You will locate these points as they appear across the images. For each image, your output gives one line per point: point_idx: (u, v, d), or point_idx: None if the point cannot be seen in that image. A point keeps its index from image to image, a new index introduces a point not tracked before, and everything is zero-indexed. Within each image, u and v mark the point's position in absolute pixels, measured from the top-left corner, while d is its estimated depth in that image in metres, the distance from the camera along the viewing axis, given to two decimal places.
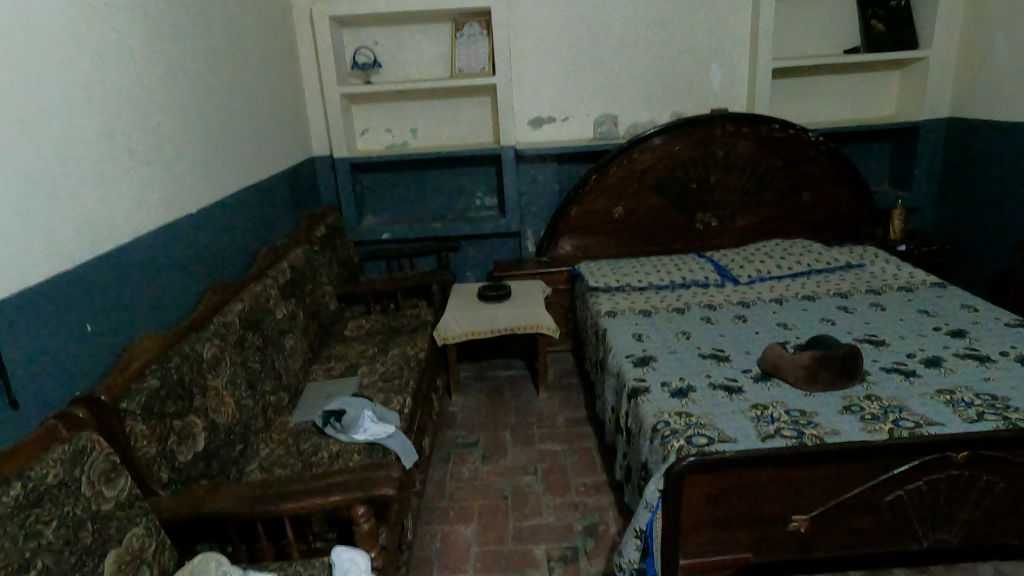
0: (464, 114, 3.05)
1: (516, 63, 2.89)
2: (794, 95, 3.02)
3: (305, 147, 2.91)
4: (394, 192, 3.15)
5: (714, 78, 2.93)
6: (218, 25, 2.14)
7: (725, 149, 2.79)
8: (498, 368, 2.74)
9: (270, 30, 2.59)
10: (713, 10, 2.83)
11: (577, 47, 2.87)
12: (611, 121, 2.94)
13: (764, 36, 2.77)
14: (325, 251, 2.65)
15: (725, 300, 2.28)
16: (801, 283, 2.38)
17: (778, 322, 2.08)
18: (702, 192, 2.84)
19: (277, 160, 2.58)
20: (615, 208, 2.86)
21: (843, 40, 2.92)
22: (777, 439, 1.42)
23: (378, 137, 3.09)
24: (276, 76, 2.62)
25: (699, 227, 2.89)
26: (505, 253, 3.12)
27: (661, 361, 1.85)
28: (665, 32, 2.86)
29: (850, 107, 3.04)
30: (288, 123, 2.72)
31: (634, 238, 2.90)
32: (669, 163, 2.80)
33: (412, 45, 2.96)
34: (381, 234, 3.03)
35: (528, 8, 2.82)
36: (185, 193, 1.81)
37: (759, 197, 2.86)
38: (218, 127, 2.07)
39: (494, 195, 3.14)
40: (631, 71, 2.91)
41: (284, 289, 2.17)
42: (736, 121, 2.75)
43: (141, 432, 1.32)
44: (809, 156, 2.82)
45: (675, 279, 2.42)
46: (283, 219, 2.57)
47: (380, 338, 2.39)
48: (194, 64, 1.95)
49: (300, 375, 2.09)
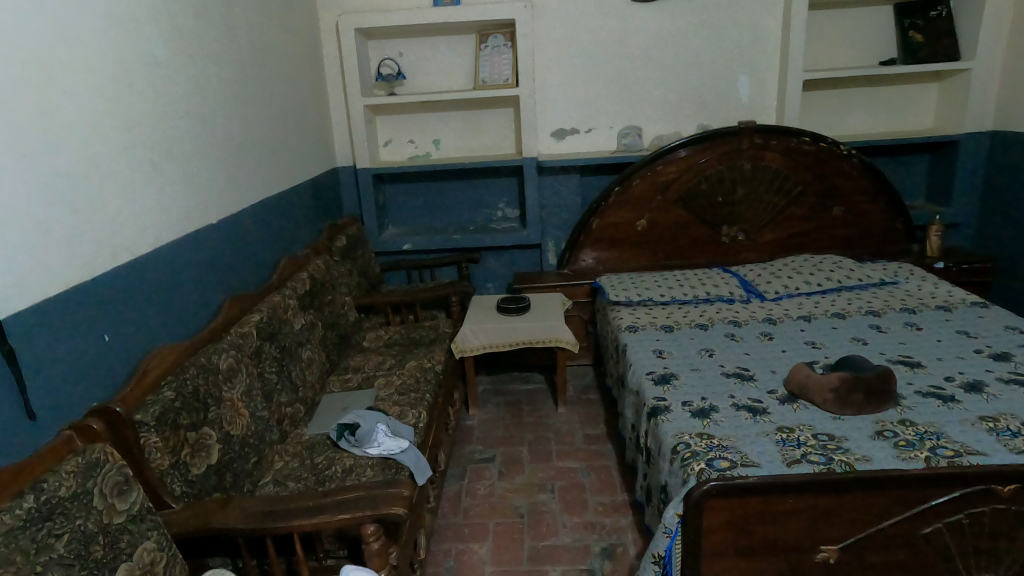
0: (487, 126, 3.04)
1: (540, 74, 2.88)
2: (824, 108, 2.95)
3: (328, 159, 2.93)
4: (415, 203, 3.15)
5: (741, 90, 2.87)
6: (244, 39, 2.17)
7: (752, 162, 2.73)
8: (516, 382, 2.70)
9: (296, 43, 2.62)
10: (741, 21, 2.78)
11: (601, 59, 2.85)
12: (635, 133, 2.90)
13: (794, 47, 2.71)
14: (345, 261, 2.65)
15: (751, 316, 2.21)
16: (831, 300, 2.30)
17: (807, 340, 2.01)
18: (728, 206, 2.78)
19: (299, 171, 2.60)
20: (639, 221, 2.81)
21: (877, 51, 2.85)
22: (804, 464, 1.36)
23: (401, 148, 3.09)
24: (300, 89, 2.65)
25: (724, 240, 2.83)
26: (526, 265, 3.09)
27: (683, 379, 1.80)
28: (691, 44, 2.82)
29: (883, 119, 2.96)
30: (311, 135, 2.75)
31: (657, 251, 2.85)
32: (695, 176, 2.75)
33: (436, 57, 2.97)
34: (402, 245, 3.03)
35: (552, 20, 2.81)
36: (206, 205, 1.83)
37: (788, 211, 2.79)
38: (242, 139, 2.09)
39: (516, 207, 3.12)
40: (656, 82, 2.87)
41: (302, 300, 2.17)
42: (764, 134, 2.69)
43: (155, 444, 1.32)
44: (840, 169, 2.74)
45: (699, 294, 2.36)
46: (304, 229, 2.59)
47: (398, 350, 2.38)
48: (219, 77, 1.97)
49: (317, 387, 2.09)
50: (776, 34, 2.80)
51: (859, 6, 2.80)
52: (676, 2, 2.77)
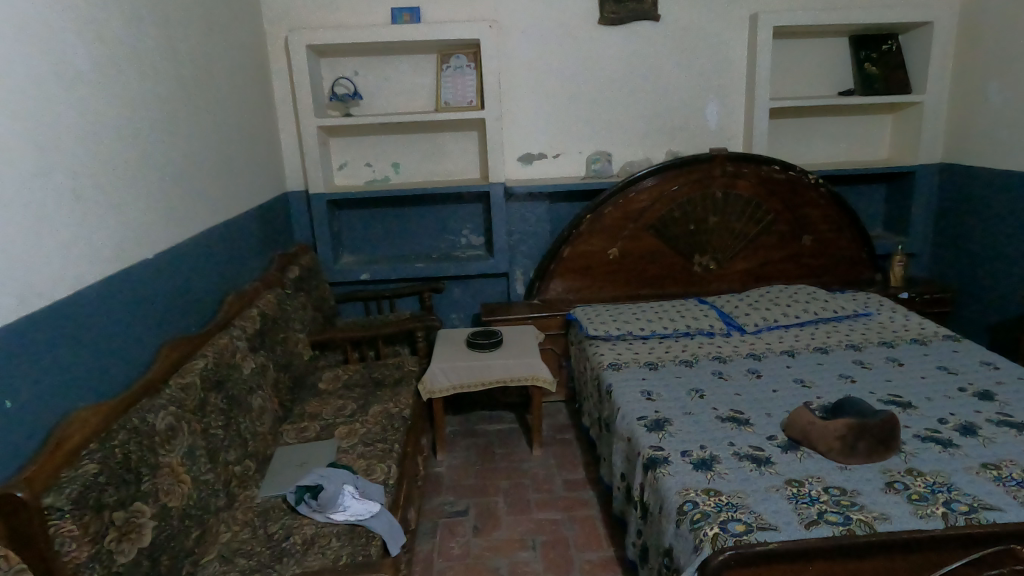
0: (449, 149, 2.89)
1: (505, 97, 2.76)
2: (789, 137, 2.94)
3: (278, 183, 2.71)
4: (373, 230, 2.96)
5: (709, 118, 2.84)
6: (183, 51, 1.95)
7: (724, 190, 2.68)
8: (486, 422, 2.53)
9: (241, 58, 2.41)
10: (707, 49, 2.75)
11: (569, 83, 2.76)
12: (605, 159, 2.81)
13: (761, 76, 2.70)
14: (298, 295, 2.43)
15: (734, 351, 2.13)
16: (811, 333, 2.25)
17: (796, 378, 1.93)
18: (701, 234, 2.72)
19: (246, 196, 2.37)
20: (610, 250, 2.71)
21: (838, 82, 2.87)
22: (823, 525, 1.24)
23: (358, 171, 2.90)
24: (246, 107, 2.43)
25: (696, 270, 2.76)
26: (492, 295, 2.94)
27: (677, 425, 1.67)
28: (659, 69, 2.77)
29: (845, 149, 2.98)
30: (259, 157, 2.52)
31: (629, 281, 2.76)
32: (666, 204, 2.68)
33: (395, 76, 2.81)
34: (359, 275, 2.82)
35: (518, 41, 2.71)
36: (138, 236, 1.59)
37: (759, 240, 2.75)
38: (181, 162, 1.87)
39: (481, 234, 2.97)
40: (625, 108, 2.80)
41: (252, 340, 1.95)
42: (735, 162, 2.66)
43: (72, 532, 1.08)
44: (809, 198, 2.73)
45: (678, 328, 2.27)
46: (252, 260, 2.36)
47: (359, 393, 2.17)
48: (154, 92, 1.75)
49: (269, 439, 1.86)
50: (742, 63, 2.78)
51: (820, 37, 2.83)
52: (643, 28, 2.72)
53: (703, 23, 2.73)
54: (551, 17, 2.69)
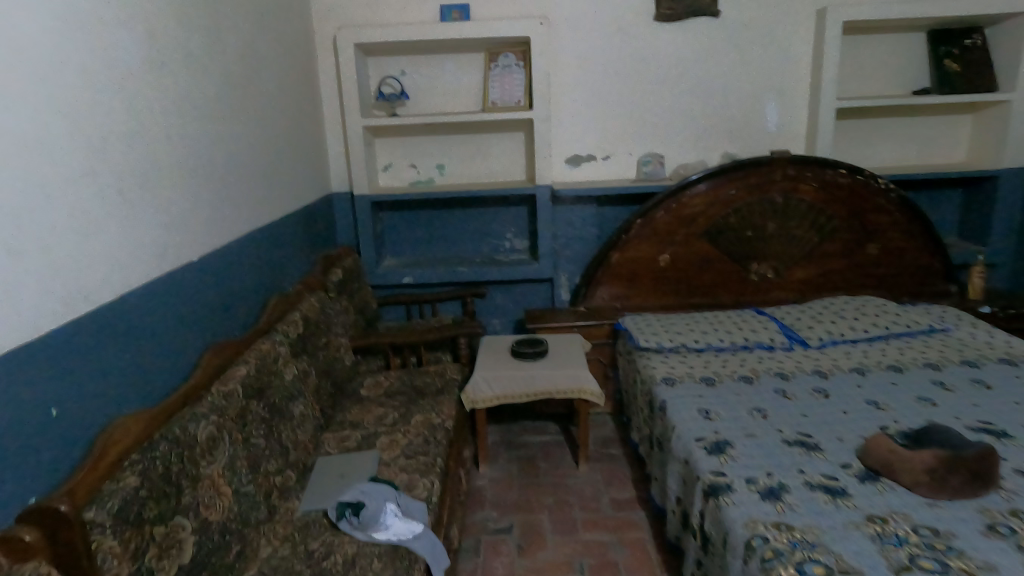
0: (495, 151, 2.82)
1: (554, 96, 2.67)
2: (855, 139, 2.77)
3: (322, 184, 2.68)
4: (416, 232, 2.90)
5: (769, 118, 2.69)
6: (231, 50, 1.92)
7: (784, 195, 2.54)
8: (530, 433, 2.44)
9: (289, 57, 2.38)
10: (769, 45, 2.61)
11: (621, 82, 2.65)
12: (656, 161, 2.68)
13: (827, 73, 2.54)
14: (340, 298, 2.40)
15: (798, 368, 1.99)
16: (881, 350, 2.09)
17: (868, 399, 1.78)
18: (758, 241, 2.58)
19: (291, 198, 2.34)
20: (661, 256, 2.59)
21: (910, 80, 2.69)
22: (916, 572, 1.11)
23: (402, 172, 2.85)
24: (293, 107, 2.40)
25: (752, 278, 2.61)
26: (536, 301, 2.85)
27: (739, 449, 1.55)
28: (716, 68, 2.63)
29: (916, 152, 2.79)
30: (304, 157, 2.49)
31: (681, 288, 2.63)
32: (722, 209, 2.55)
33: (442, 75, 2.74)
34: (402, 278, 2.77)
35: (569, 38, 2.61)
36: (183, 239, 1.56)
37: (822, 248, 2.59)
38: (226, 163, 1.84)
39: (525, 237, 2.89)
40: (679, 108, 2.68)
41: (295, 346, 1.91)
42: (798, 165, 2.51)
43: (111, 549, 1.03)
44: (877, 204, 2.55)
45: (736, 341, 2.14)
46: (296, 263, 2.32)
47: (401, 401, 2.11)
48: (202, 92, 1.72)
49: (310, 448, 1.81)
50: (806, 60, 2.63)
51: (892, 33, 2.65)
52: (701, 23, 2.59)
53: (765, 19, 2.59)
54: (604, 14, 2.59)
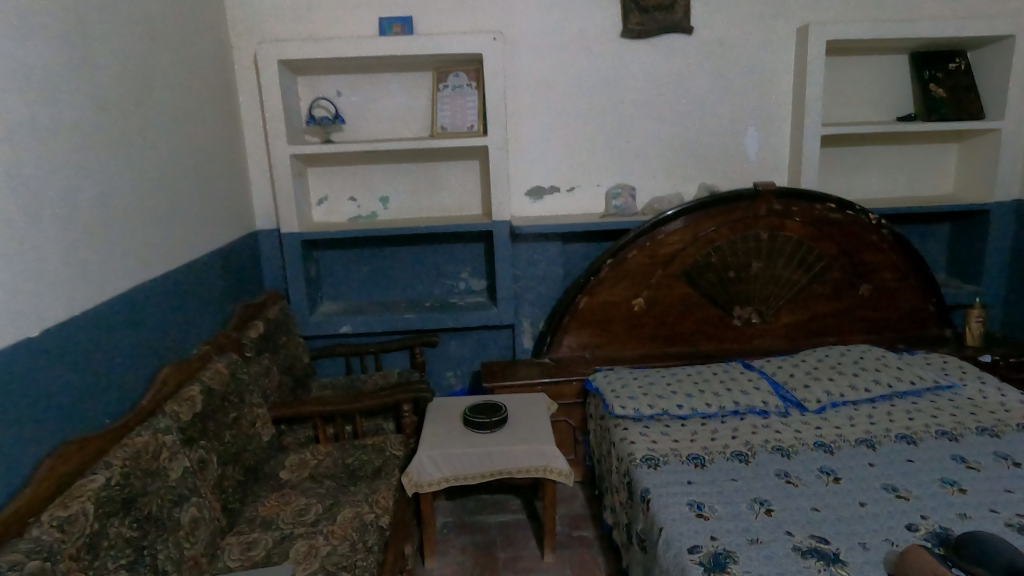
0: (446, 182, 2.50)
1: (511, 122, 2.37)
2: (841, 168, 2.53)
3: (243, 221, 2.30)
4: (358, 274, 2.54)
5: (750, 147, 2.44)
6: (112, 65, 1.55)
7: (769, 232, 2.27)
8: (487, 511, 2.09)
9: (198, 74, 2.02)
10: (747, 66, 2.37)
11: (587, 105, 2.37)
12: (628, 194, 2.40)
13: (811, 98, 2.30)
14: (260, 358, 2.03)
15: (798, 440, 1.70)
16: (888, 414, 1.82)
17: (885, 484, 1.49)
18: (741, 282, 2.31)
19: (199, 241, 1.96)
20: (635, 300, 2.30)
21: (896, 106, 2.48)
22: None
23: (339, 207, 2.50)
24: (203, 133, 2.04)
25: (736, 324, 2.34)
26: (495, 351, 2.52)
27: (744, 563, 1.24)
28: (690, 91, 2.38)
29: (905, 182, 2.56)
30: (218, 191, 2.12)
31: (657, 336, 2.33)
32: (702, 247, 2.27)
33: (384, 97, 2.42)
34: (339, 328, 2.40)
35: (527, 56, 2.32)
36: (16, 310, 1.17)
37: (810, 289, 2.33)
38: (99, 203, 1.46)
39: (482, 278, 2.56)
40: (651, 135, 2.41)
41: (188, 430, 1.53)
42: (784, 199, 2.25)
43: None
44: (869, 241, 2.31)
45: (725, 406, 1.84)
46: (203, 318, 1.94)
47: (329, 488, 1.74)
48: (57, 116, 1.34)
49: (202, 564, 1.42)
50: (787, 83, 2.39)
51: (876, 55, 2.44)
52: (673, 41, 2.34)
53: (743, 39, 2.34)
54: (565, 29, 2.31)
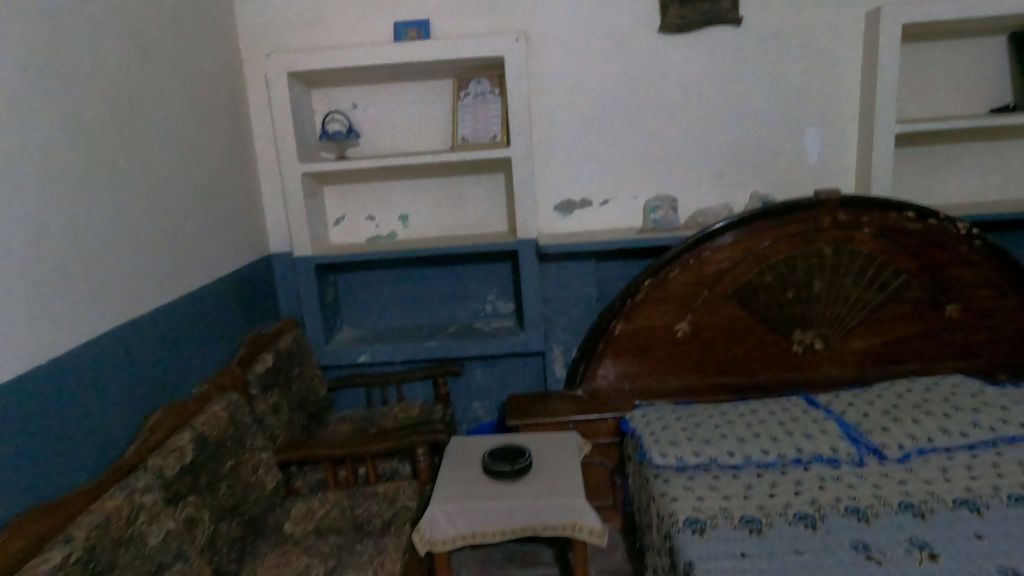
0: (470, 197, 2.31)
1: (538, 130, 2.16)
2: (918, 169, 2.21)
3: (255, 244, 2.18)
4: (378, 297, 2.38)
5: (809, 148, 2.16)
6: (96, 85, 1.43)
7: (834, 246, 1.99)
8: (516, 563, 1.88)
9: (202, 91, 1.90)
10: (804, 58, 2.09)
11: (622, 108, 2.14)
12: (669, 206, 2.15)
13: (882, 90, 2.00)
14: (266, 396, 1.88)
15: (879, 500, 1.42)
16: (989, 466, 1.52)
17: (1000, 567, 1.20)
18: (803, 303, 2.02)
19: (204, 270, 1.83)
20: (679, 325, 2.05)
21: (985, 97, 2.15)
22: None
23: (357, 226, 2.34)
24: (208, 153, 1.91)
25: (796, 350, 2.05)
26: (525, 380, 2.31)
27: None
28: (739, 88, 2.12)
29: (998, 183, 2.20)
30: (226, 215, 2.00)
31: (705, 364, 2.07)
32: (756, 264, 2.00)
33: (402, 108, 2.25)
34: (357, 357, 2.25)
35: (555, 57, 2.11)
36: None
37: (884, 310, 2.03)
38: (75, 237, 1.33)
39: (510, 299, 2.36)
40: (695, 139, 2.16)
41: (174, 486, 1.38)
42: (851, 208, 1.96)
43: None
44: (954, 254, 1.99)
45: (786, 454, 1.58)
46: (206, 353, 1.81)
47: (333, 546, 1.57)
48: (22, 143, 1.21)
49: None
50: (852, 74, 2.10)
51: (959, 38, 2.12)
52: (718, 33, 2.08)
53: (800, 27, 2.07)
54: (597, 26, 2.09)
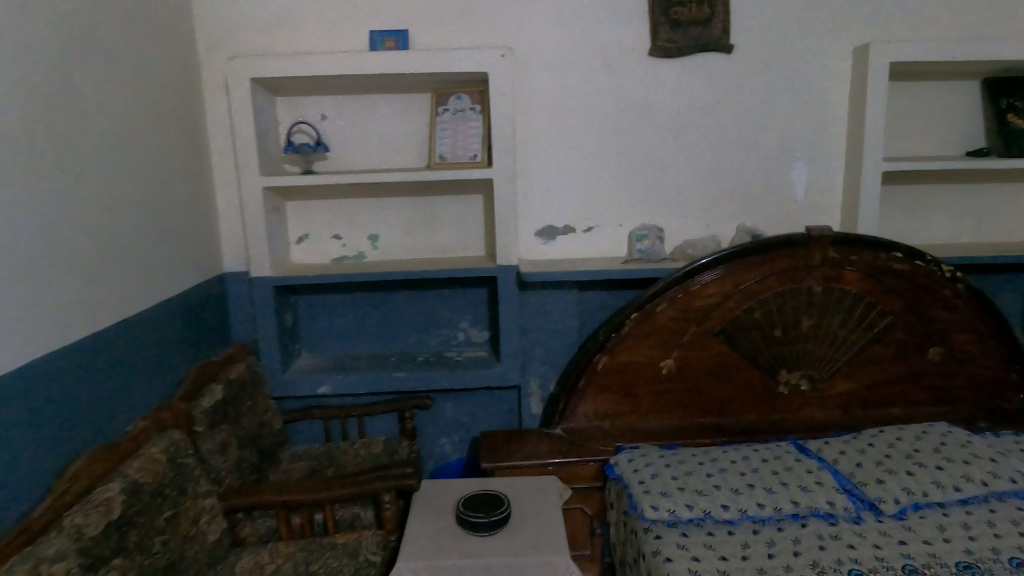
0: (444, 219, 2.17)
1: (520, 152, 2.05)
2: (901, 208, 2.19)
3: (207, 262, 1.98)
4: (342, 322, 2.21)
5: (797, 182, 2.11)
6: (22, 80, 1.24)
7: (823, 284, 1.93)
8: None
9: (153, 93, 1.72)
10: (794, 91, 2.04)
11: (608, 133, 2.05)
12: (654, 236, 2.06)
13: (872, 127, 1.97)
14: (214, 433, 1.68)
15: (882, 564, 1.33)
16: (987, 524, 1.46)
17: None
18: (790, 342, 1.95)
19: (146, 292, 1.64)
20: (664, 362, 1.95)
21: (965, 138, 2.14)
22: None
23: (321, 245, 2.17)
24: (157, 162, 1.72)
25: (781, 391, 1.98)
26: (497, 415, 2.17)
27: None
28: (727, 118, 2.05)
29: (977, 225, 2.20)
30: (175, 230, 1.80)
31: (689, 403, 1.98)
32: (744, 301, 1.92)
33: (375, 122, 2.11)
34: (316, 388, 2.07)
35: (539, 76, 2.01)
36: None
37: (869, 351, 1.98)
38: None
39: (484, 328, 2.22)
40: (681, 168, 2.08)
41: (94, 550, 1.18)
42: (841, 246, 1.90)
43: None
44: (939, 297, 1.96)
45: (782, 508, 1.48)
46: (145, 385, 1.61)
47: None
48: None
49: None
50: (841, 110, 2.06)
51: (944, 79, 2.11)
52: (709, 60, 2.02)
53: (791, 59, 2.02)
54: (585, 46, 2.00)
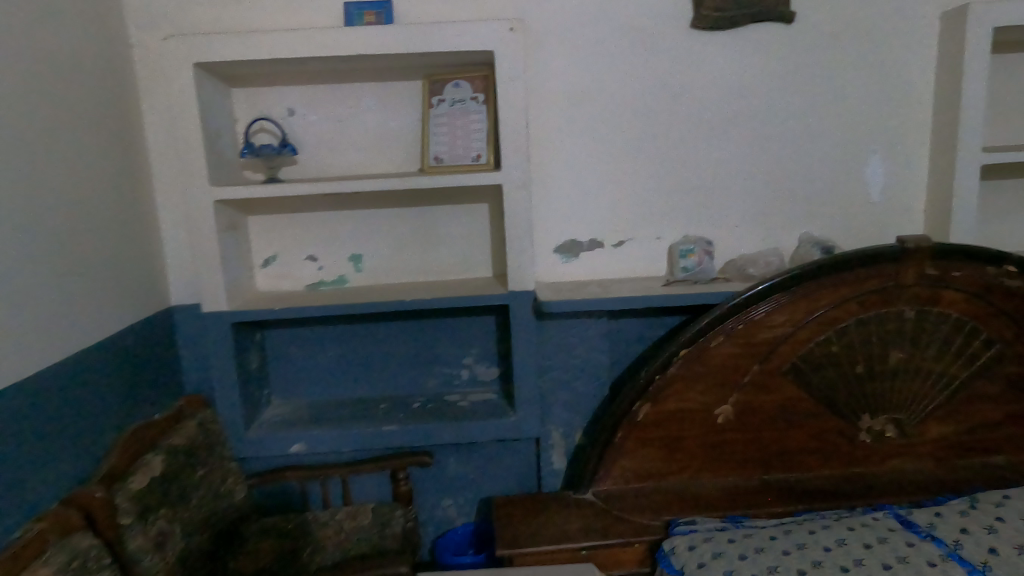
0: (442, 234, 1.78)
1: (534, 149, 1.66)
2: (995, 208, 1.80)
3: (147, 297, 1.59)
4: (319, 362, 1.82)
5: (871, 181, 1.72)
6: None
7: (917, 308, 1.55)
8: None
9: (63, 83, 1.33)
10: (868, 69, 1.66)
11: (643, 125, 1.66)
12: (702, 250, 1.67)
13: (969, 110, 1.59)
14: (148, 526, 1.29)
15: None
16: None
17: None
18: (876, 380, 1.56)
19: (54, 344, 1.24)
20: (718, 409, 1.56)
21: None
22: None
23: (292, 269, 1.78)
24: (69, 171, 1.33)
25: (864, 439, 1.59)
26: (510, 471, 1.78)
27: None
28: (787, 103, 1.67)
29: None
30: (98, 259, 1.41)
31: (750, 458, 1.58)
32: (818, 330, 1.54)
33: (354, 116, 1.72)
34: (287, 447, 1.67)
35: (556, 56, 1.62)
36: None
37: (971, 388, 1.59)
38: None
39: (491, 365, 1.83)
40: (731, 166, 1.70)
41: None
42: (939, 260, 1.52)
43: None
44: None
45: None
46: (52, 467, 1.21)
47: None
48: None
49: None
50: (926, 91, 1.68)
51: None
52: (763, 33, 1.64)
53: (865, 29, 1.64)
54: (612, 17, 1.61)
